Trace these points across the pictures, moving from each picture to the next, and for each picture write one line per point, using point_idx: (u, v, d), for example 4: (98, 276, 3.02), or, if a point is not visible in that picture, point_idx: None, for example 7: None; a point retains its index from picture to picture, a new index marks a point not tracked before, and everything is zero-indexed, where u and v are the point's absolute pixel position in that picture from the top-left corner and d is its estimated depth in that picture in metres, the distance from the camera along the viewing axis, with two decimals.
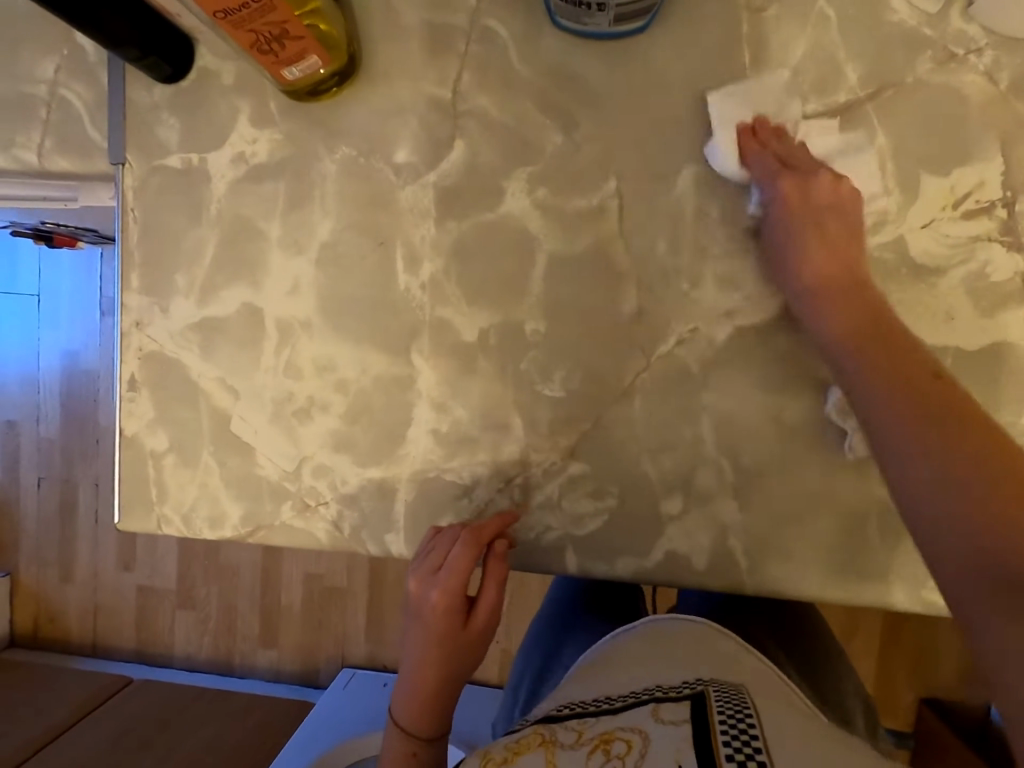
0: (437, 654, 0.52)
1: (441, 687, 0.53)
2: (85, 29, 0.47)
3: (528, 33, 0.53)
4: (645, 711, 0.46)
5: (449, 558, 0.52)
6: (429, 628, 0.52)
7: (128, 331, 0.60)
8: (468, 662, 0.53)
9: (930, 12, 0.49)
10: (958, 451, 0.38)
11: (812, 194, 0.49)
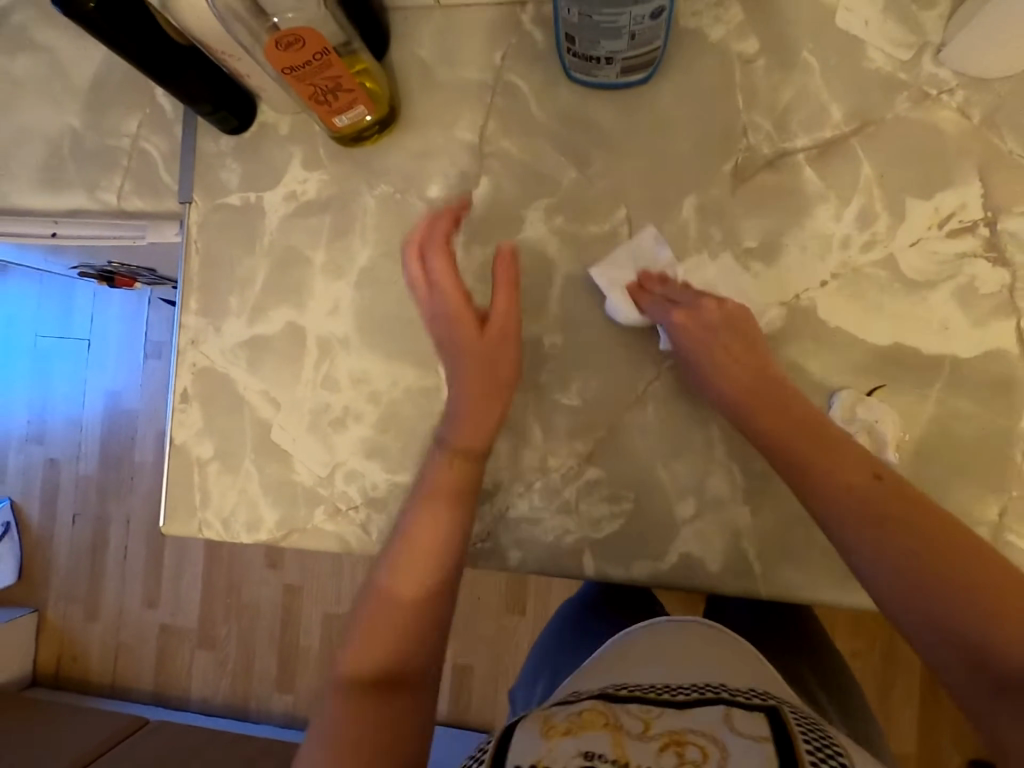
0: (473, 407, 0.55)
1: (480, 425, 0.55)
2: (168, 86, 0.56)
3: (546, 86, 0.61)
4: (719, 717, 0.43)
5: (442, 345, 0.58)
6: (432, 485, 0.53)
7: (184, 348, 0.66)
8: (487, 436, 0.55)
9: (903, 59, 0.55)
10: (895, 539, 0.44)
11: (705, 319, 0.55)
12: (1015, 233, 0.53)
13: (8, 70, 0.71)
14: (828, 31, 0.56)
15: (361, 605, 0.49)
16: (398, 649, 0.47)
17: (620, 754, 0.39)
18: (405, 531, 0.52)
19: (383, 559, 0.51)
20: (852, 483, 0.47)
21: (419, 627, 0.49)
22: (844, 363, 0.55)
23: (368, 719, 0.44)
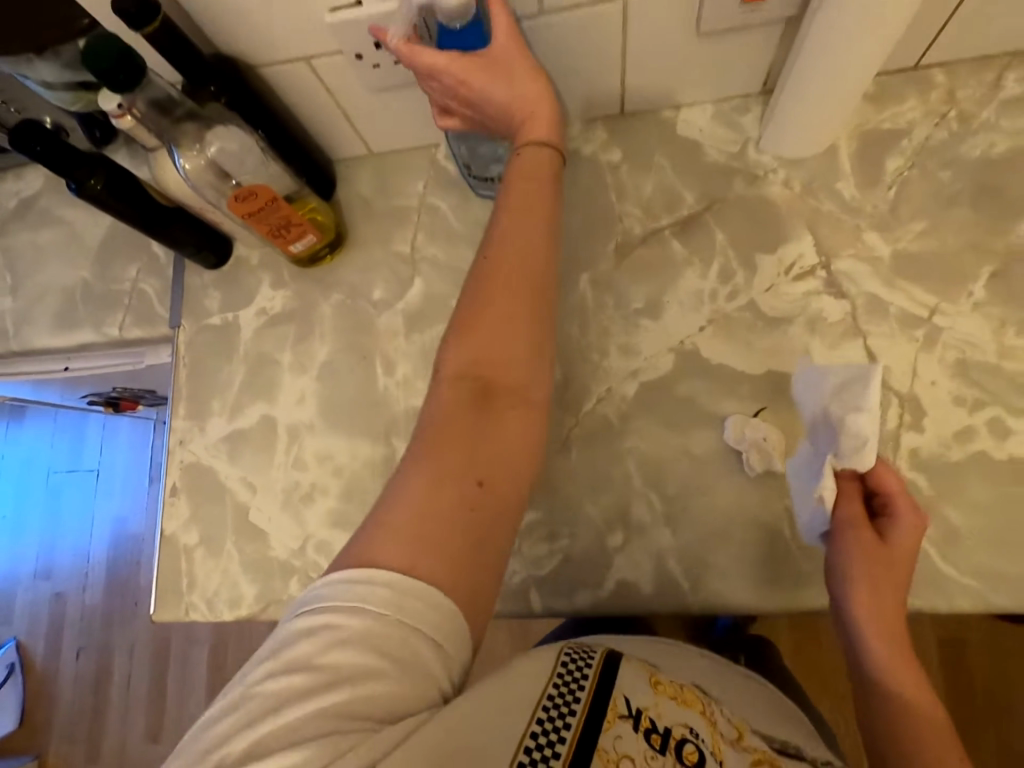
0: (515, 188, 0.55)
1: (518, 232, 0.53)
2: (160, 237, 0.70)
3: (461, 203, 0.75)
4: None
5: (512, 172, 0.56)
6: (488, 264, 0.52)
7: (174, 449, 0.75)
8: (539, 244, 0.53)
9: (733, 152, 0.70)
10: None
11: (897, 544, 0.53)
12: (847, 271, 0.64)
13: (34, 240, 0.87)
14: (673, 138, 0.72)
15: (433, 399, 0.50)
16: (473, 454, 0.47)
17: (720, 752, 0.45)
18: (461, 328, 0.51)
19: (444, 342, 0.52)
20: (888, 685, 0.51)
21: (482, 435, 0.47)
22: (730, 392, 0.64)
23: (450, 519, 0.44)
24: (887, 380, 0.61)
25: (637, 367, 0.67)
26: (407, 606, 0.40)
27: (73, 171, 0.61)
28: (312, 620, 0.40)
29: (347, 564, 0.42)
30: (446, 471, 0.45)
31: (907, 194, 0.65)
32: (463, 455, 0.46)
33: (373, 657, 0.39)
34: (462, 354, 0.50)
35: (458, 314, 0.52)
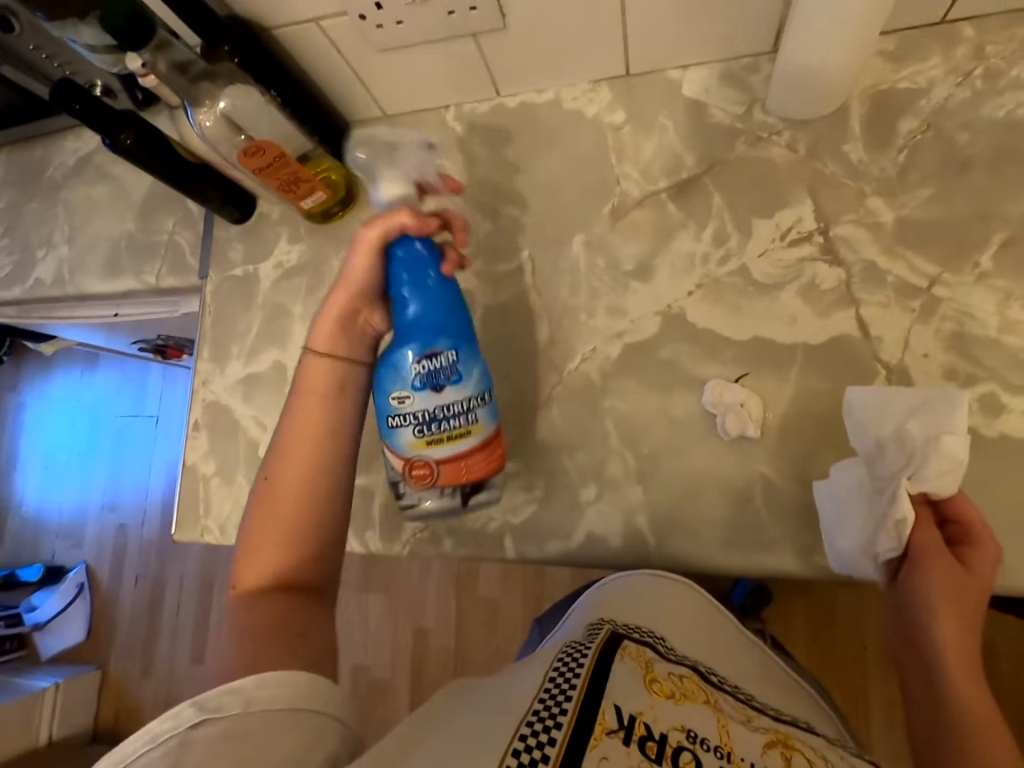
0: (307, 392, 0.59)
1: (307, 423, 0.57)
2: (189, 192, 0.76)
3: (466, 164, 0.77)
4: (824, 745, 0.45)
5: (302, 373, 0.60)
6: (284, 451, 0.56)
7: (198, 388, 0.82)
8: (345, 428, 0.58)
9: (738, 113, 0.68)
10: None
11: (968, 564, 0.50)
12: (845, 237, 0.62)
13: (88, 195, 0.96)
14: (678, 99, 0.71)
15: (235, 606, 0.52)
16: (275, 618, 0.50)
17: (725, 742, 0.41)
18: (255, 498, 0.56)
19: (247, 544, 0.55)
20: (950, 691, 0.48)
21: (287, 616, 0.50)
22: (713, 356, 0.64)
23: (280, 654, 0.47)
24: (877, 350, 0.60)
25: (623, 329, 0.67)
26: (258, 699, 0.43)
27: (108, 126, 0.67)
28: (166, 746, 0.41)
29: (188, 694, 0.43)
30: (265, 629, 0.49)
31: (918, 159, 0.62)
32: (261, 613, 0.50)
33: (237, 750, 0.42)
34: (251, 529, 0.55)
35: (259, 484, 0.56)
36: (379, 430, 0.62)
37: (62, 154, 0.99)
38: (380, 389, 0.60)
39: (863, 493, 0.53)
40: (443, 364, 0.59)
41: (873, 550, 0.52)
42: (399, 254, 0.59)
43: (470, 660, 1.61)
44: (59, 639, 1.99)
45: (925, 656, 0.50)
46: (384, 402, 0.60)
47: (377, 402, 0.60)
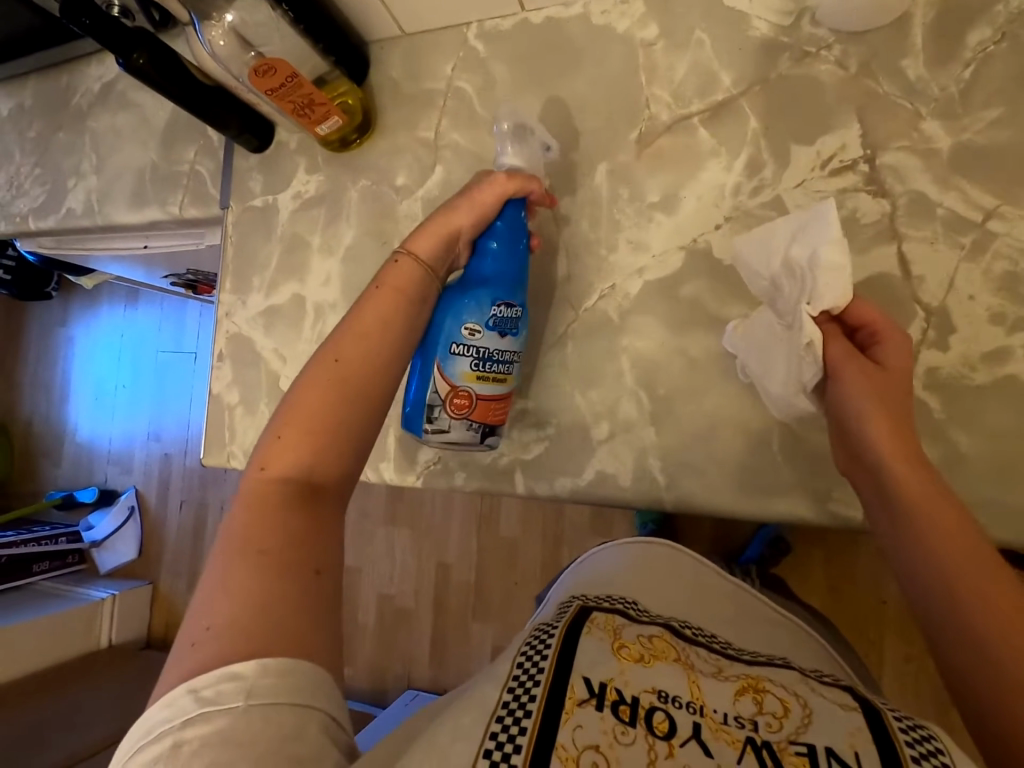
0: (383, 290, 0.56)
1: (374, 320, 0.55)
2: (205, 117, 0.75)
3: (486, 87, 0.73)
4: (796, 679, 0.43)
5: (382, 277, 0.57)
6: (340, 347, 0.53)
7: (221, 319, 0.84)
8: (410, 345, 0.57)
9: (784, 25, 0.62)
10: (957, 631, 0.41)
11: (890, 370, 0.49)
12: (893, 166, 0.57)
13: (113, 124, 0.96)
14: (718, 10, 0.64)
15: (248, 498, 0.48)
16: (297, 524, 0.47)
17: (696, 696, 0.40)
18: (317, 367, 0.53)
19: (267, 443, 0.50)
20: (907, 507, 0.44)
21: (301, 531, 0.47)
22: (737, 295, 0.61)
23: (285, 592, 0.43)
24: (918, 291, 0.55)
25: (644, 265, 0.64)
26: (261, 688, 0.38)
27: (120, 46, 0.65)
28: (163, 743, 0.37)
29: (184, 677, 0.40)
30: (276, 550, 0.45)
31: (985, 75, 0.55)
32: (298, 504, 0.47)
33: (240, 750, 0.36)
34: (304, 396, 0.51)
35: (327, 351, 0.54)
36: (431, 352, 0.61)
37: (86, 82, 0.98)
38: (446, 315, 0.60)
39: (776, 333, 0.54)
40: (512, 315, 0.61)
41: (800, 383, 0.52)
42: (507, 213, 0.61)
43: (489, 593, 1.68)
44: (114, 556, 2.16)
45: (959, 587, 0.41)
46: (453, 327, 0.60)
47: (444, 325, 0.60)
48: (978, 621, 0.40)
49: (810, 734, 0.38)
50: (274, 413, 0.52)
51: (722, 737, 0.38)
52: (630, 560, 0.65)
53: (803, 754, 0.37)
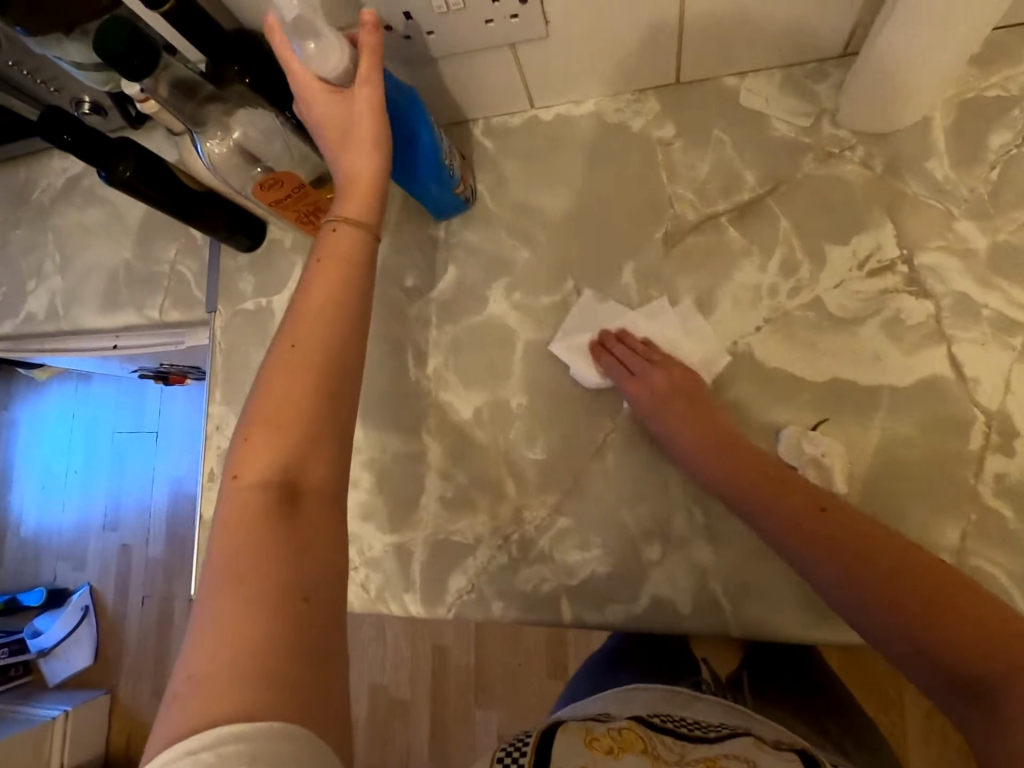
0: (329, 262, 0.46)
1: (329, 290, 0.45)
2: (194, 223, 0.69)
3: (498, 184, 0.70)
4: (746, 745, 0.44)
5: (326, 246, 0.47)
6: (296, 323, 0.43)
7: (211, 434, 0.76)
8: (364, 315, 0.45)
9: (805, 126, 0.62)
10: (903, 627, 0.41)
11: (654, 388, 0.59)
12: (932, 267, 0.56)
13: (80, 220, 0.88)
14: (735, 110, 0.64)
15: (219, 511, 0.39)
16: (268, 550, 0.37)
17: None
18: (271, 363, 0.42)
19: (233, 446, 0.41)
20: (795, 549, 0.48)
21: (278, 551, 0.37)
22: (786, 401, 0.58)
23: (273, 631, 0.34)
24: (974, 393, 0.54)
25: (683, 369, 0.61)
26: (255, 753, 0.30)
27: (104, 158, 0.59)
28: None
29: (166, 741, 0.31)
30: (253, 571, 0.36)
31: (1012, 177, 0.56)
32: (270, 522, 0.37)
33: None
34: (273, 396, 0.41)
35: (283, 337, 0.43)
36: (435, 193, 0.66)
37: (48, 176, 0.91)
38: (421, 152, 0.59)
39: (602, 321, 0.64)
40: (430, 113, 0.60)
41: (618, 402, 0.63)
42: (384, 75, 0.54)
43: (492, 674, 1.46)
44: (66, 664, 1.83)
45: (894, 600, 0.42)
46: (437, 171, 0.62)
47: (433, 174, 0.62)
48: (907, 607, 0.41)
49: None
50: (240, 414, 0.42)
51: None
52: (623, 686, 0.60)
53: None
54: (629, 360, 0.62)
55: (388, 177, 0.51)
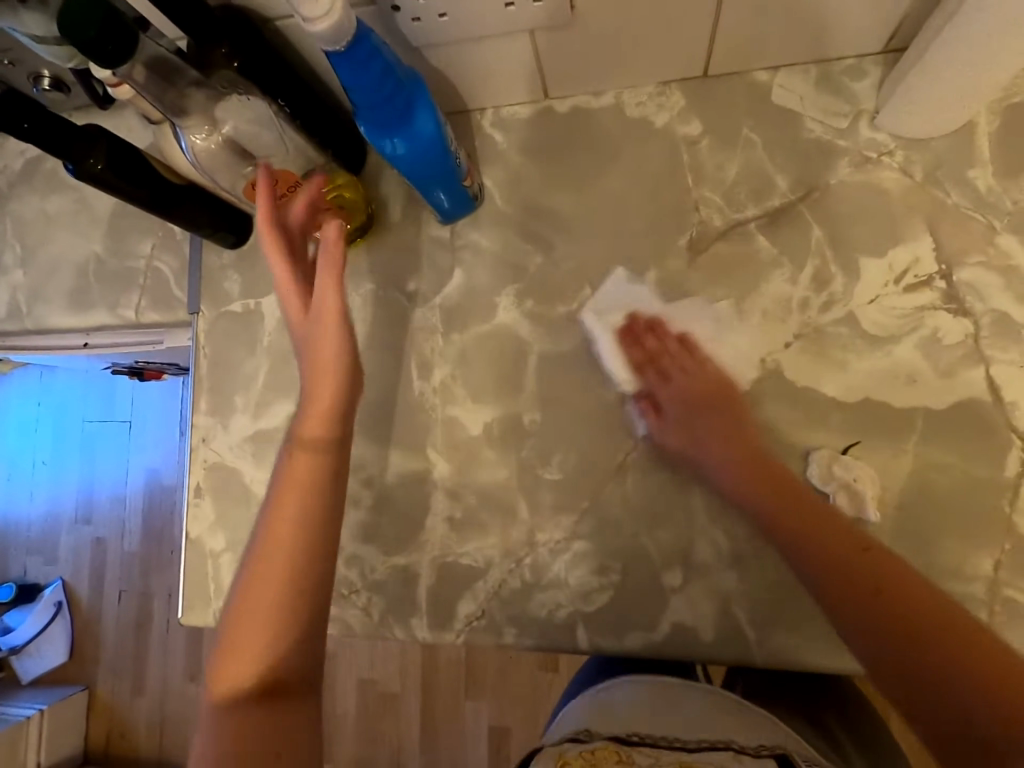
0: (297, 449, 0.47)
1: (296, 475, 0.46)
2: (175, 219, 0.62)
3: (509, 182, 0.65)
4: (727, 758, 0.45)
5: (295, 426, 0.48)
6: (272, 496, 0.45)
7: (196, 446, 0.71)
8: (337, 485, 0.47)
9: (841, 128, 0.58)
10: (935, 708, 0.39)
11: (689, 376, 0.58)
12: (972, 283, 0.54)
13: (43, 209, 0.80)
14: (766, 108, 0.60)
15: (201, 702, 0.42)
16: (282, 671, 0.42)
17: None
18: (244, 572, 0.44)
19: (216, 633, 0.43)
20: (834, 599, 0.44)
21: (251, 737, 0.40)
22: (816, 422, 0.55)
23: None
24: (1012, 417, 0.52)
25: (708, 385, 0.58)
26: None
27: (70, 149, 0.53)
28: None
29: None
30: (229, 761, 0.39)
31: None
32: (286, 628, 0.42)
33: None
34: (270, 534, 0.44)
35: (254, 546, 0.44)
36: (445, 183, 0.59)
37: (4, 157, 0.82)
38: (422, 143, 0.53)
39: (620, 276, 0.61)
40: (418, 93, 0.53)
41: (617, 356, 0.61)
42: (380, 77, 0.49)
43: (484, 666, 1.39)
44: (40, 661, 1.70)
45: (918, 635, 0.41)
46: (442, 160, 0.56)
47: (438, 163, 0.56)
48: (960, 687, 0.39)
49: None
50: (226, 597, 0.45)
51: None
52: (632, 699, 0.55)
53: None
54: (661, 357, 0.59)
55: (354, 352, 0.49)
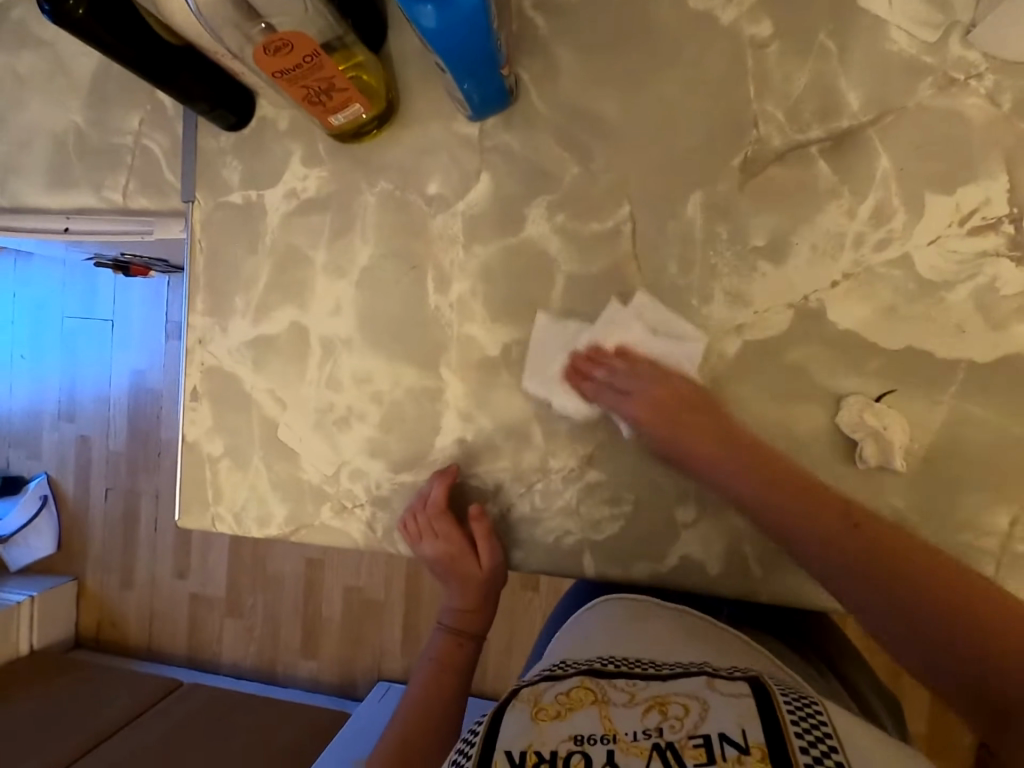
0: (472, 578, 0.61)
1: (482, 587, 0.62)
2: (167, 89, 0.55)
3: (548, 77, 0.58)
4: (700, 681, 0.44)
5: (459, 592, 0.63)
6: (461, 619, 0.64)
7: (192, 348, 0.67)
8: (495, 596, 0.63)
9: (929, 42, 0.52)
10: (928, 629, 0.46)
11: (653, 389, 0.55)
12: None
13: (13, 68, 0.71)
14: (849, 11, 0.53)
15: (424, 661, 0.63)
16: (462, 653, 0.63)
17: (609, 727, 0.41)
18: (443, 634, 0.64)
19: (434, 634, 0.64)
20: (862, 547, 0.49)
21: (450, 680, 0.62)
22: (853, 367, 0.53)
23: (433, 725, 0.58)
24: None
25: (744, 321, 0.55)
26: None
27: None
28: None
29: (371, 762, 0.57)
30: (437, 684, 0.61)
31: None
32: (460, 678, 0.62)
33: None
34: (468, 607, 0.63)
35: (451, 625, 0.64)
36: (481, 71, 0.52)
37: None
38: (466, 19, 0.46)
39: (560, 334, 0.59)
40: None
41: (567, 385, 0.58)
42: None
43: None
44: (28, 551, 1.71)
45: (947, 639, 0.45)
46: (484, 42, 0.49)
47: (478, 47, 0.49)
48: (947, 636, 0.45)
49: (706, 724, 0.40)
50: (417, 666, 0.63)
51: (632, 752, 0.39)
52: (607, 620, 0.56)
53: (700, 746, 0.39)
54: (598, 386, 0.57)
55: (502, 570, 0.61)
